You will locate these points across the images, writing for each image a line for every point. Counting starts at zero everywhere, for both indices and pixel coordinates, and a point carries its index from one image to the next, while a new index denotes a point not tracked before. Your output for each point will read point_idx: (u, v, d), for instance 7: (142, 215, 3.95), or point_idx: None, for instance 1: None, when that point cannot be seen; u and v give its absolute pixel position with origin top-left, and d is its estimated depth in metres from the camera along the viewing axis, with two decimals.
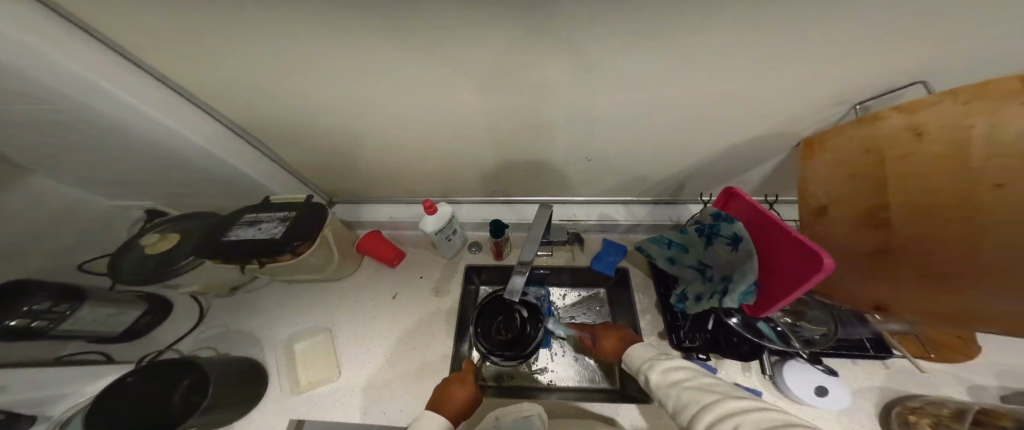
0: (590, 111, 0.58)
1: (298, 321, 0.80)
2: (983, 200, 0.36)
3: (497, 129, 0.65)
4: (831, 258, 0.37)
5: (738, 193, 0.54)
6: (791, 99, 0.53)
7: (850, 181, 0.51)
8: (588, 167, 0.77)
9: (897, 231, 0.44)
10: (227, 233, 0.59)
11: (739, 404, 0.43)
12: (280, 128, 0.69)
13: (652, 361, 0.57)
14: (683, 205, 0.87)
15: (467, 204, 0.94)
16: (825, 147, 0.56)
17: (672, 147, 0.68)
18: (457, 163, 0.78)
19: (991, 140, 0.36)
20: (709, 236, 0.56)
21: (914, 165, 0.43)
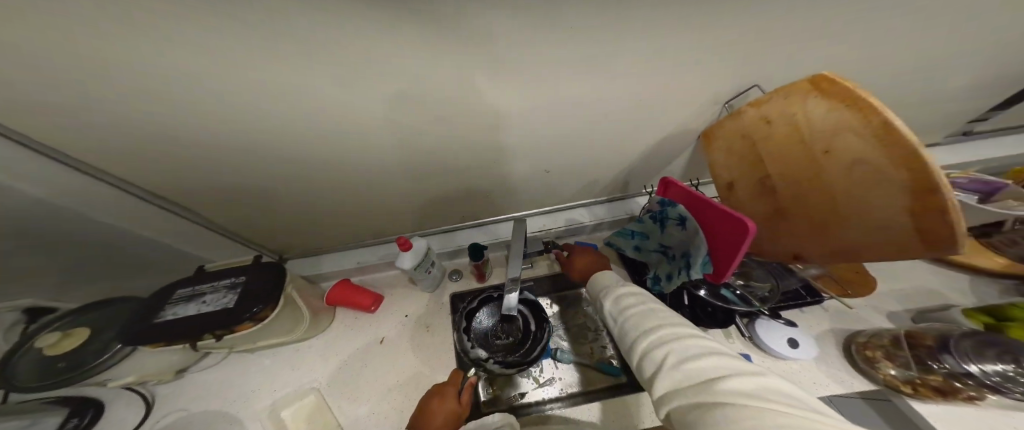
0: (526, 118, 0.65)
1: (273, 389, 0.70)
2: (822, 161, 0.52)
3: (459, 145, 0.69)
4: (751, 221, 0.49)
5: (672, 182, 0.68)
6: (680, 110, 0.69)
7: (742, 162, 0.67)
8: (545, 179, 0.86)
9: (783, 193, 0.60)
10: (158, 311, 0.51)
11: (675, 331, 0.52)
12: (208, 175, 0.63)
13: (611, 290, 0.67)
14: (632, 199, 1.01)
15: (441, 233, 0.96)
16: (715, 137, 0.71)
17: (608, 154, 0.81)
18: (417, 188, 0.79)
19: (808, 123, 0.52)
20: (663, 221, 0.69)
21: (774, 146, 0.58)
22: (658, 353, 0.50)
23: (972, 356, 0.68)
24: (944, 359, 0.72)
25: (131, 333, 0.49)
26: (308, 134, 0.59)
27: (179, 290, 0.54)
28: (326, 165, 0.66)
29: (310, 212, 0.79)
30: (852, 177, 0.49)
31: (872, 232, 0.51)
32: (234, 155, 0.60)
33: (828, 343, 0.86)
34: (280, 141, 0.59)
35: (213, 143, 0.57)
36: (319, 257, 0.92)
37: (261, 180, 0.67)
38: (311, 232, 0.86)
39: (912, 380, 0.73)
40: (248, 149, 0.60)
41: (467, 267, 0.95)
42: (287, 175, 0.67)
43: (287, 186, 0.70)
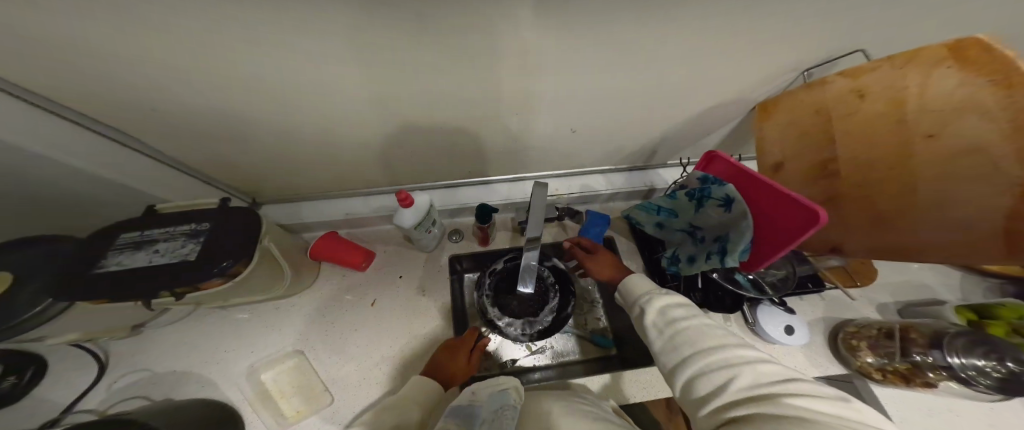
0: (561, 69, 0.50)
1: (256, 349, 0.68)
2: (925, 154, 0.40)
3: (476, 94, 0.55)
4: (826, 211, 0.41)
5: (719, 155, 0.58)
6: (744, 77, 0.56)
7: (800, 141, 0.53)
8: (567, 141, 0.74)
9: (848, 185, 0.49)
10: (98, 262, 0.40)
11: (739, 353, 0.41)
12: (140, 109, 0.48)
13: (650, 295, 0.54)
14: (656, 171, 0.90)
15: (440, 188, 0.85)
16: (777, 107, 0.55)
17: (644, 121, 0.69)
18: (416, 140, 0.66)
19: (928, 103, 0.38)
20: (700, 200, 0.61)
21: (864, 127, 0.45)
22: (718, 378, 0.39)
23: (958, 353, 0.64)
24: (927, 352, 0.68)
25: (64, 289, 0.38)
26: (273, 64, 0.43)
27: (121, 235, 0.43)
28: (299, 105, 0.52)
29: (284, 153, 0.65)
30: (961, 178, 0.38)
31: (953, 236, 0.42)
32: (171, 85, 0.44)
33: (816, 330, 0.83)
34: (230, 70, 0.43)
35: (131, 66, 0.40)
36: (300, 203, 0.81)
37: (214, 115, 0.52)
38: (288, 177, 0.73)
39: (885, 368, 0.72)
40: (189, 79, 0.44)
41: (468, 228, 0.87)
42: (248, 110, 0.52)
43: (249, 122, 0.55)
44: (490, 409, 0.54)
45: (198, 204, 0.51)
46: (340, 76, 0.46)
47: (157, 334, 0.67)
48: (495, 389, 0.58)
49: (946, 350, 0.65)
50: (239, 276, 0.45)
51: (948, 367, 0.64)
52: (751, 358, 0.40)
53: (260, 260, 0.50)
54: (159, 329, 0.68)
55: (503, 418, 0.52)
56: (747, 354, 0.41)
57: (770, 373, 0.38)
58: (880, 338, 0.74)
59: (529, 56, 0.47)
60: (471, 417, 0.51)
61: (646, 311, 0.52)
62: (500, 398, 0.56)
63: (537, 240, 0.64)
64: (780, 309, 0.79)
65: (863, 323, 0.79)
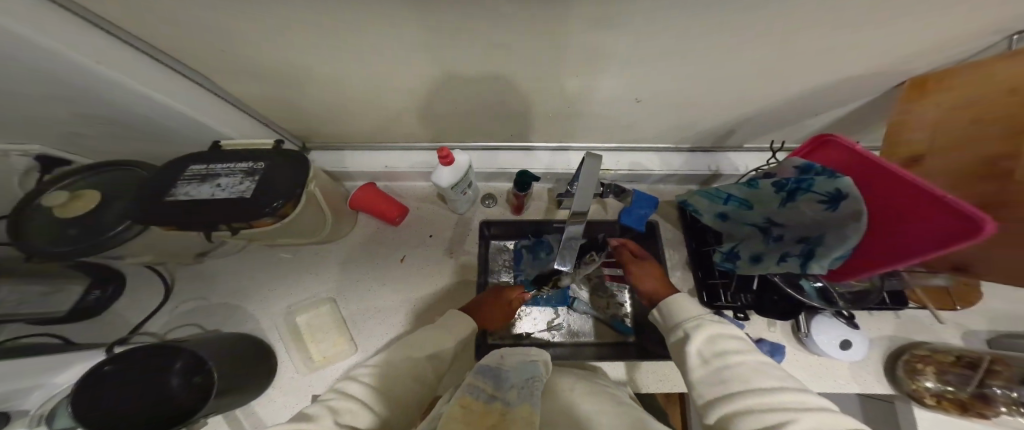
0: (657, 27, 0.39)
1: (293, 292, 0.70)
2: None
3: (540, 49, 0.45)
4: (997, 224, 0.30)
5: (836, 139, 0.46)
6: (907, 54, 0.41)
7: (979, 123, 0.38)
8: (633, 110, 0.64)
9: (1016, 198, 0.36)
10: (169, 189, 0.39)
11: (799, 399, 0.31)
12: (164, 46, 0.43)
13: (700, 321, 0.43)
14: (724, 154, 0.78)
15: (479, 150, 0.79)
16: (947, 78, 0.40)
17: (735, 97, 0.56)
18: (459, 95, 0.58)
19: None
20: (792, 192, 0.50)
21: None
22: (771, 418, 0.29)
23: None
24: (1005, 387, 0.60)
25: (135, 213, 0.37)
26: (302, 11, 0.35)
27: (185, 164, 0.41)
28: (336, 55, 0.45)
29: (320, 103, 0.60)
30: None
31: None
32: (195, 30, 0.39)
33: (874, 347, 0.75)
34: (253, 16, 0.36)
35: (147, 6, 0.34)
36: (336, 148, 0.78)
37: (242, 59, 0.46)
38: (323, 123, 0.69)
39: (944, 395, 0.64)
40: (211, 23, 0.37)
41: (505, 194, 0.82)
42: (280, 56, 0.45)
43: (279, 69, 0.48)
44: (519, 376, 0.49)
45: (251, 144, 0.48)
46: (379, 24, 0.38)
47: (207, 267, 0.70)
48: (521, 360, 0.53)
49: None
50: (288, 218, 0.43)
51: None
52: (816, 409, 0.30)
53: (306, 204, 0.49)
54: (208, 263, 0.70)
55: (532, 388, 0.47)
56: (810, 402, 0.30)
57: None
58: (950, 364, 0.65)
59: (618, 12, 0.36)
60: (499, 379, 0.47)
61: (690, 337, 0.42)
62: (529, 369, 0.51)
63: (580, 216, 0.58)
64: (841, 322, 0.71)
65: (937, 349, 0.69)
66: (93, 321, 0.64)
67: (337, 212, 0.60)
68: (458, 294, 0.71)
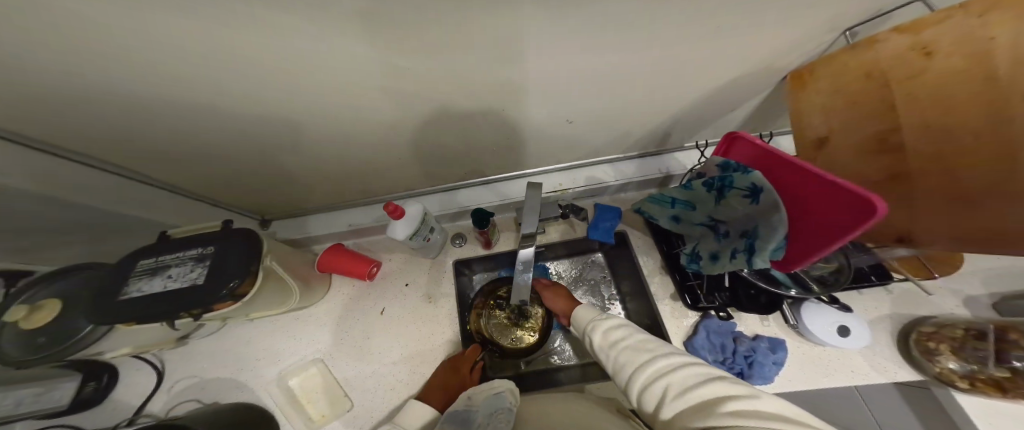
0: (537, 59, 0.47)
1: (283, 357, 0.72)
2: (1016, 116, 0.29)
3: (453, 88, 0.51)
4: (882, 200, 0.32)
5: (740, 136, 0.51)
6: (763, 45, 0.47)
7: (848, 112, 0.44)
8: (569, 132, 0.70)
9: (911, 159, 0.39)
10: (122, 288, 0.44)
11: (667, 361, 0.46)
12: (149, 137, 0.52)
13: (594, 322, 0.57)
14: (672, 154, 0.82)
15: (442, 192, 0.85)
16: (815, 75, 0.48)
17: (648, 105, 0.62)
18: (405, 144, 0.66)
19: (1015, 55, 0.29)
20: (720, 189, 0.54)
21: (930, 86, 0.35)
22: (658, 387, 0.44)
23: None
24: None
25: (98, 314, 0.42)
26: (239, 74, 0.42)
27: (139, 261, 0.46)
28: (287, 120, 0.54)
29: (288, 169, 0.68)
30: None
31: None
32: (157, 108, 0.46)
33: (878, 331, 0.70)
34: (202, 84, 0.43)
35: (126, 100, 0.43)
36: (302, 219, 0.85)
37: (205, 133, 0.54)
38: (293, 189, 0.76)
39: (975, 375, 0.59)
40: (168, 97, 0.45)
41: (472, 232, 0.85)
42: (238, 130, 0.54)
43: (238, 136, 0.56)
44: (484, 413, 0.50)
45: (205, 228, 0.53)
46: (308, 78, 0.45)
47: (200, 344, 0.74)
48: (488, 394, 0.54)
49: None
50: (246, 295, 0.47)
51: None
52: (676, 364, 0.45)
53: (266, 278, 0.53)
54: (192, 343, 0.74)
55: (497, 422, 0.48)
56: (675, 359, 0.46)
57: (692, 375, 0.42)
58: (962, 338, 0.60)
59: (502, 40, 0.42)
60: (466, 422, 0.51)
61: (592, 338, 0.56)
62: (495, 402, 0.51)
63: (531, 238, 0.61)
64: (831, 308, 0.69)
65: (941, 322, 0.65)
66: (88, 414, 0.66)
67: (303, 278, 0.64)
68: (440, 337, 0.72)
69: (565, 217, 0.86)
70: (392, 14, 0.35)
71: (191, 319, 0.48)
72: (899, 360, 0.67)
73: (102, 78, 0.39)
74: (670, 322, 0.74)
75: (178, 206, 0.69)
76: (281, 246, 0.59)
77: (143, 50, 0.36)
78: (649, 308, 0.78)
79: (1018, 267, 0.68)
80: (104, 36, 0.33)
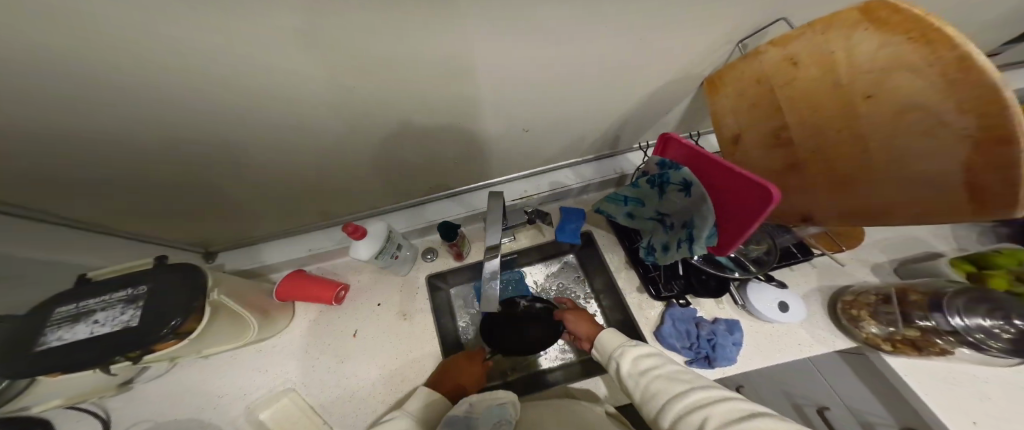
0: (476, 76, 0.50)
1: (246, 392, 0.68)
2: (865, 113, 0.36)
3: (405, 106, 0.54)
4: (775, 187, 0.38)
5: (672, 137, 0.56)
6: (677, 57, 0.54)
7: (748, 115, 0.51)
8: (524, 141, 0.73)
9: (800, 151, 0.45)
10: (39, 338, 0.40)
11: (703, 393, 0.49)
12: (76, 171, 0.49)
13: (623, 348, 0.60)
14: (623, 156, 0.88)
15: (406, 208, 0.85)
16: (719, 83, 0.54)
17: (590, 114, 0.67)
18: (361, 163, 0.67)
19: (852, 66, 0.36)
20: (661, 185, 0.59)
21: (802, 90, 0.42)
22: (697, 418, 0.46)
23: (959, 314, 0.60)
24: (923, 315, 0.64)
25: (10, 368, 0.38)
26: (180, 94, 0.41)
27: (59, 306, 0.42)
28: (231, 145, 0.53)
29: (239, 194, 0.67)
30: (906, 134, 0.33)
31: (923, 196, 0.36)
32: (82, 133, 0.43)
33: (813, 303, 0.78)
34: (135, 105, 0.42)
35: (44, 132, 0.41)
36: (259, 247, 0.82)
37: (143, 158, 0.51)
38: (247, 214, 0.74)
39: (894, 336, 0.66)
40: (102, 129, 0.43)
41: (442, 245, 0.86)
42: (178, 157, 0.52)
43: (179, 160, 0.54)
44: (487, 423, 0.53)
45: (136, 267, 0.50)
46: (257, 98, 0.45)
47: (150, 388, 0.69)
48: (492, 404, 0.56)
49: (947, 311, 0.61)
50: (193, 332, 0.45)
51: (948, 331, 0.61)
52: (715, 396, 0.48)
53: (215, 311, 0.50)
54: (139, 388, 0.69)
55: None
56: (708, 392, 0.49)
57: (729, 408, 0.45)
58: (875, 304, 0.69)
59: (448, 59, 0.45)
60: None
61: (621, 364, 0.58)
62: (497, 413, 0.55)
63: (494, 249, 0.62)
64: (771, 285, 0.76)
65: (858, 290, 0.74)
66: None
67: (262, 309, 0.62)
68: (420, 353, 0.72)
69: (532, 223, 0.89)
70: (337, 34, 0.37)
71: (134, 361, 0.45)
72: (833, 328, 0.74)
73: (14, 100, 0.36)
74: (640, 314, 0.78)
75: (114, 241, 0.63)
76: (229, 278, 0.57)
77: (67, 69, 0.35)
78: (620, 302, 0.82)
79: (912, 235, 0.80)
80: (14, 64, 0.32)
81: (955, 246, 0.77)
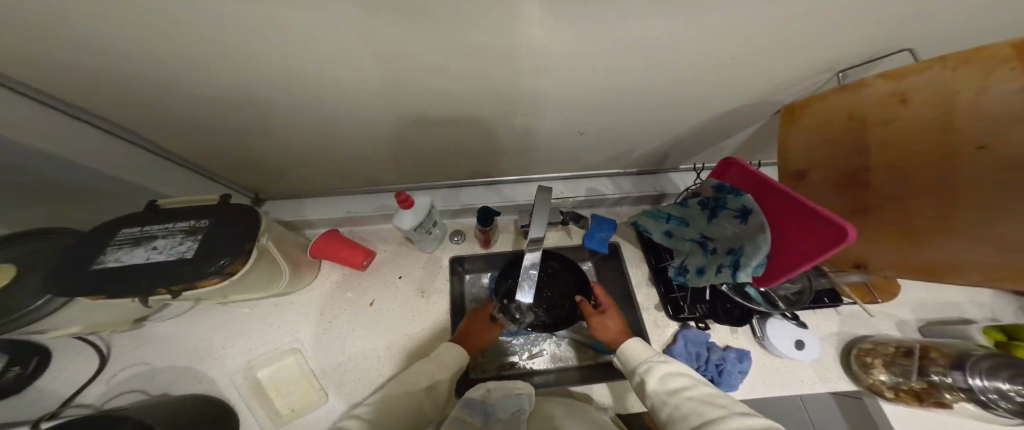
0: (562, 72, 0.49)
1: (255, 346, 0.67)
2: (964, 166, 0.36)
3: (478, 90, 0.52)
4: (853, 227, 0.38)
5: (735, 162, 0.56)
6: (763, 78, 0.53)
7: (831, 147, 0.51)
8: (578, 142, 0.72)
9: (879, 192, 0.46)
10: (90, 258, 0.39)
11: (741, 420, 0.44)
12: (134, 100, 0.47)
13: (650, 363, 0.58)
14: (666, 173, 0.87)
15: (442, 188, 0.84)
16: (807, 110, 0.53)
17: (651, 125, 0.66)
18: (415, 138, 0.65)
19: (971, 112, 0.35)
20: (714, 210, 0.59)
21: (899, 133, 0.41)
22: None
23: (981, 375, 0.59)
24: (939, 371, 0.65)
25: (57, 285, 0.37)
26: (261, 45, 0.39)
27: (114, 230, 0.42)
28: (295, 101, 0.51)
29: (285, 147, 0.65)
30: (1002, 195, 0.33)
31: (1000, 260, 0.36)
32: (150, 62, 0.41)
33: (829, 345, 0.78)
34: (215, 44, 0.39)
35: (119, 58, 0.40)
36: (289, 201, 0.81)
37: (204, 96, 0.49)
38: (284, 169, 0.72)
39: (904, 385, 0.68)
40: (177, 64, 0.41)
41: (471, 230, 0.85)
42: (240, 103, 0.51)
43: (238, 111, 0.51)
44: (506, 411, 0.49)
45: (197, 201, 0.49)
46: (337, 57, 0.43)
47: (161, 327, 0.67)
48: (511, 393, 0.52)
49: (969, 371, 0.61)
50: (235, 276, 0.44)
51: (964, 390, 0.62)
52: (756, 426, 0.43)
53: (259, 257, 0.50)
54: (151, 326, 0.67)
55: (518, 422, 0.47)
56: (747, 419, 0.45)
57: None
58: (895, 355, 0.70)
59: (542, 47, 0.43)
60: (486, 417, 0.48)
61: (646, 380, 0.56)
62: (516, 402, 0.51)
63: (536, 241, 0.62)
64: (789, 322, 0.76)
65: (877, 340, 0.74)
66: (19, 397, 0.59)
67: (295, 263, 0.61)
68: (434, 334, 0.71)
69: (561, 223, 0.88)
70: (452, 13, 0.35)
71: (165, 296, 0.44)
72: (841, 372, 0.75)
73: (98, 24, 0.34)
74: (651, 330, 0.78)
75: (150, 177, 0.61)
76: (278, 229, 0.56)
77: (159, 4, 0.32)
78: (634, 315, 0.82)
79: (941, 298, 0.80)
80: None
81: (984, 317, 0.77)
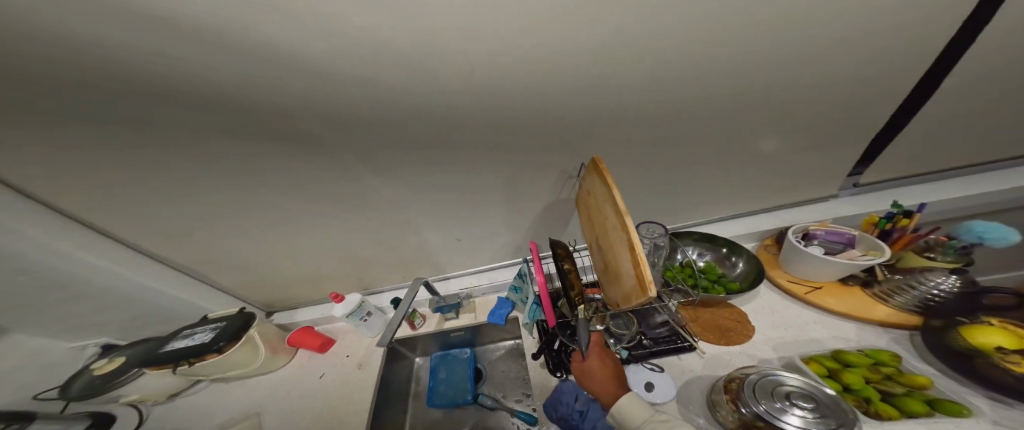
0: (456, 146, 0.59)
1: (229, 411, 0.72)
2: (601, 224, 0.55)
3: (356, 208, 0.68)
4: (537, 275, 0.53)
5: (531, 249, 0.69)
6: (618, 134, 0.61)
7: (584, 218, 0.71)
8: (493, 228, 0.76)
9: (594, 250, 0.63)
10: (162, 347, 0.69)
11: None
12: (155, 230, 0.63)
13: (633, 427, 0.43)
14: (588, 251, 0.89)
15: (387, 291, 0.90)
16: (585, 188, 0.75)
17: (550, 202, 0.72)
18: (348, 241, 0.74)
19: (593, 190, 0.57)
20: (522, 274, 0.68)
21: (585, 207, 0.63)
22: None
23: (765, 400, 0.44)
24: (806, 395, 0.44)
25: (149, 360, 0.67)
26: (237, 161, 0.55)
27: (182, 331, 0.72)
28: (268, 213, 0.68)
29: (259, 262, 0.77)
30: (614, 243, 0.51)
31: (623, 289, 0.50)
32: (167, 196, 0.58)
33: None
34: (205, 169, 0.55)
35: (150, 191, 0.56)
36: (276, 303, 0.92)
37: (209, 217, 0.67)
38: (264, 285, 0.82)
39: (747, 422, 0.43)
40: (187, 189, 0.58)
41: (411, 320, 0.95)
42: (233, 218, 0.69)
43: (219, 256, 0.71)
44: None
45: (227, 314, 0.77)
46: (255, 199, 0.62)
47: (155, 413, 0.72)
48: None
49: (762, 396, 0.45)
50: (228, 354, 0.70)
51: None
52: None
53: (243, 343, 0.72)
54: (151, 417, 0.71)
55: None
56: None
57: None
58: (740, 388, 0.47)
59: (375, 155, 0.58)
60: None
61: None
62: None
63: (390, 336, 0.60)
64: (692, 357, 0.56)
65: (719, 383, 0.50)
66: None
67: (274, 349, 0.79)
68: (347, 404, 0.69)
69: (470, 305, 0.84)
70: (343, 97, 0.50)
71: (187, 366, 0.68)
72: (702, 406, 0.49)
73: (142, 168, 0.53)
74: None
75: (172, 285, 0.71)
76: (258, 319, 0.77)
77: (170, 181, 0.56)
78: None
79: None
80: (161, 136, 0.50)
81: None
